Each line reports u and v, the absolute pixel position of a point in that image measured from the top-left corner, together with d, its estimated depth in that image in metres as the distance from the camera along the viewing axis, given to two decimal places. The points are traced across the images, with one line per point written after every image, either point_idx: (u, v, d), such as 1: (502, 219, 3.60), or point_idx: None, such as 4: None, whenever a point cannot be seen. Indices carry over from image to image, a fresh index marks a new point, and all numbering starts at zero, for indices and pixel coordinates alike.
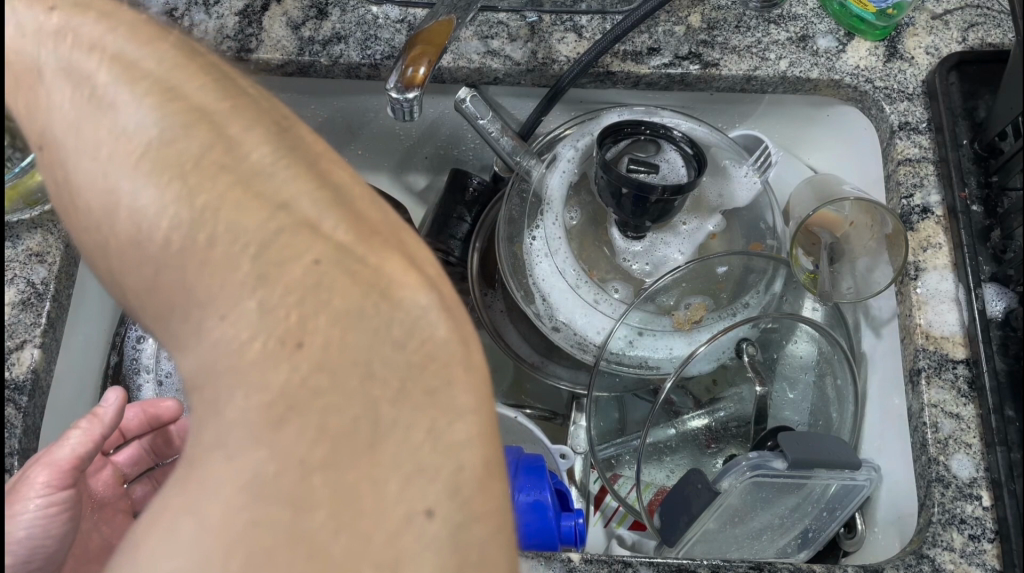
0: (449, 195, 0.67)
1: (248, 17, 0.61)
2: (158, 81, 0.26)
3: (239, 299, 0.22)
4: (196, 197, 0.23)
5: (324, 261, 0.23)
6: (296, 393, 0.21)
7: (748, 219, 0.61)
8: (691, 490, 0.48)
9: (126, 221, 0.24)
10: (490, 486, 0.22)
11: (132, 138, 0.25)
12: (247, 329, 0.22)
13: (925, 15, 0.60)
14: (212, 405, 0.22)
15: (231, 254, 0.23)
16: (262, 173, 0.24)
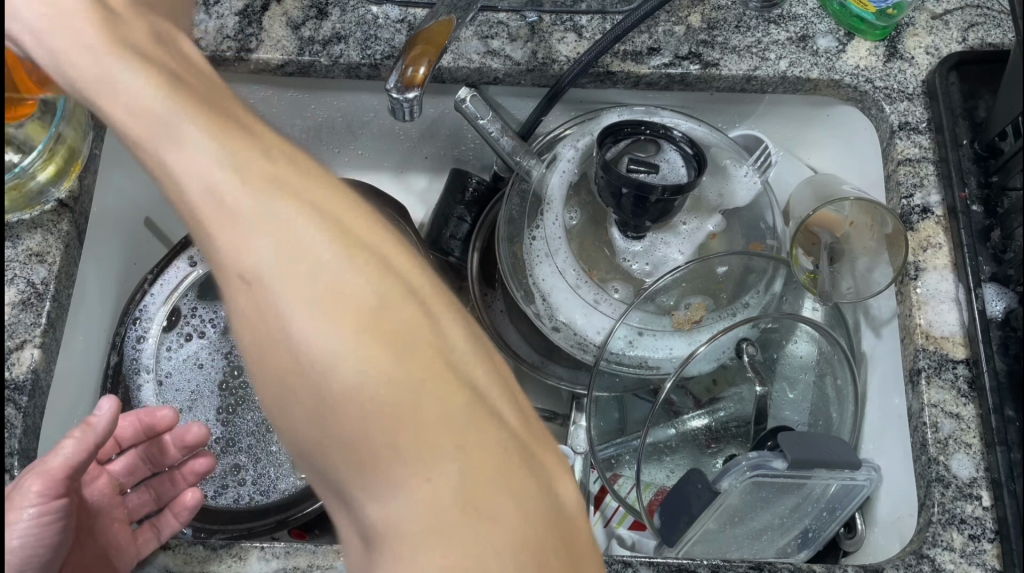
0: (449, 195, 0.68)
1: (248, 17, 0.61)
2: (277, 156, 0.29)
3: (351, 369, 0.25)
4: (327, 263, 0.26)
5: (436, 329, 0.27)
6: (403, 445, 0.24)
7: (748, 219, 0.61)
8: (691, 490, 0.48)
9: (240, 281, 0.26)
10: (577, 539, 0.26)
11: (267, 203, 0.27)
12: (358, 389, 0.25)
13: (925, 14, 0.60)
14: (343, 454, 0.25)
15: (362, 318, 0.26)
16: (375, 248, 0.28)
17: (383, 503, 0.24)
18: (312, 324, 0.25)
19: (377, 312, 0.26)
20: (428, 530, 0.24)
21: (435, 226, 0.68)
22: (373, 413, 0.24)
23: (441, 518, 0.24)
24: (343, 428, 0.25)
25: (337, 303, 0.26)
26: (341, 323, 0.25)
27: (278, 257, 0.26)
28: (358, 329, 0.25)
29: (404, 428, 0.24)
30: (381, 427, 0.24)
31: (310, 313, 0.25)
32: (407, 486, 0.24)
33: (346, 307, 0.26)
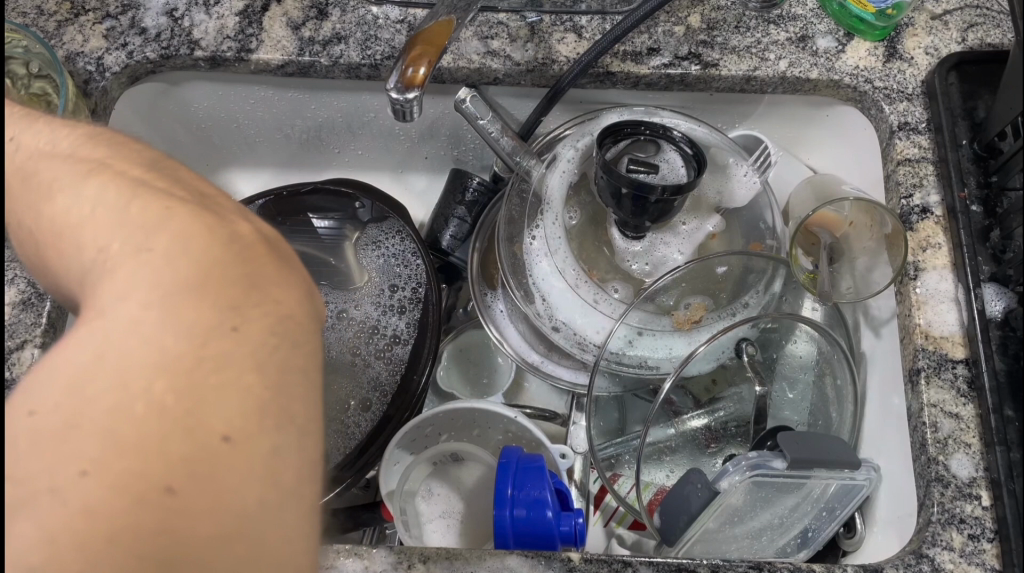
0: (450, 194, 0.68)
1: (249, 17, 0.61)
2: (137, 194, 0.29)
3: (225, 397, 0.26)
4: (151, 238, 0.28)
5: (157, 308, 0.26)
6: (197, 432, 0.25)
7: (748, 219, 0.61)
8: (691, 490, 0.48)
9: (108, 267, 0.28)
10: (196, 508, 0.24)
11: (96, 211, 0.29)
12: (149, 406, 0.24)
13: (925, 14, 0.60)
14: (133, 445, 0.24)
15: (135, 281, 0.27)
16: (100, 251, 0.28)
17: (185, 541, 0.23)
18: (154, 356, 0.25)
19: (312, 303, 0.32)
20: (173, 539, 0.23)
21: (435, 225, 0.69)
22: (285, 423, 0.27)
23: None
24: (165, 467, 0.24)
25: (184, 336, 0.26)
26: (251, 390, 0.26)
27: (120, 229, 0.28)
28: (215, 341, 0.26)
29: (313, 379, 0.30)
30: (225, 458, 0.25)
31: (123, 314, 0.26)
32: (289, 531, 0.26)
33: (194, 295, 0.27)
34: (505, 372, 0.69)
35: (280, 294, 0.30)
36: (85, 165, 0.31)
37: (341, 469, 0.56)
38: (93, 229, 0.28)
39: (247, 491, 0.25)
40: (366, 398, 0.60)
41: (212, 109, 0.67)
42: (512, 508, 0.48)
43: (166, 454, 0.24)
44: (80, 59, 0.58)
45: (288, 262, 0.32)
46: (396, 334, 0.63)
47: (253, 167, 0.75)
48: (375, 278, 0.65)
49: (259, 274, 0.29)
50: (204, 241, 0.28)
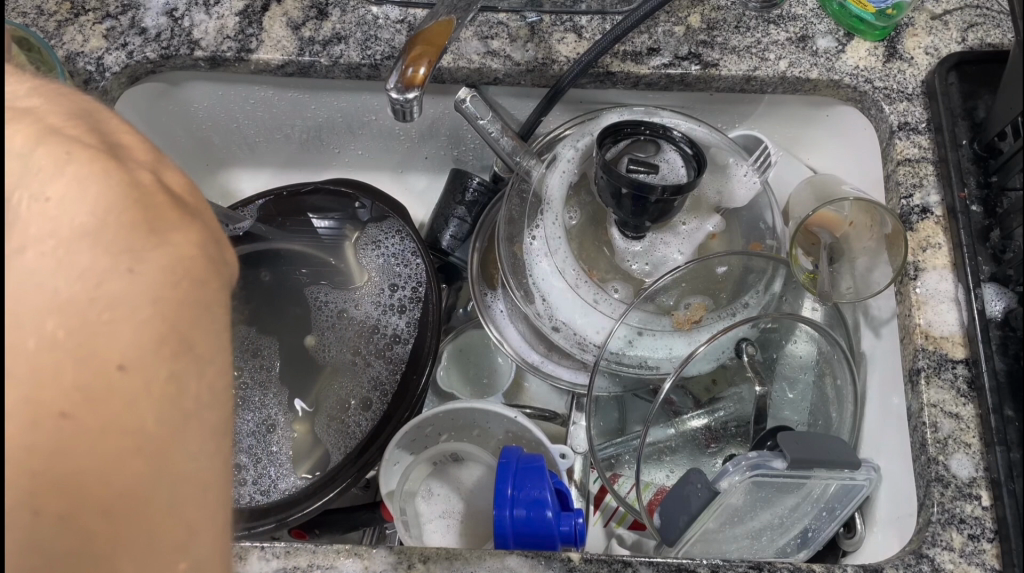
0: (450, 194, 0.69)
1: (249, 17, 0.61)
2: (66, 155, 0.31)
3: (117, 329, 0.27)
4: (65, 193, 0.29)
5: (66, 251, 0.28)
6: (89, 361, 0.26)
7: (748, 219, 0.61)
8: (691, 490, 0.48)
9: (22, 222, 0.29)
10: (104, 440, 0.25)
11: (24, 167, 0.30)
12: (41, 342, 0.26)
13: (925, 14, 0.60)
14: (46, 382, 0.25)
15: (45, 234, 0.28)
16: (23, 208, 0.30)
17: (86, 462, 0.25)
18: (50, 294, 0.27)
19: (218, 249, 0.33)
20: (77, 472, 0.25)
21: (435, 226, 0.69)
22: (182, 352, 0.28)
23: (130, 501, 0.25)
24: (60, 394, 0.25)
25: (85, 279, 0.27)
26: (149, 325, 0.27)
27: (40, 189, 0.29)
28: (108, 280, 0.28)
29: (216, 317, 0.31)
30: (122, 388, 0.26)
31: (34, 267, 0.27)
32: (193, 451, 0.28)
33: (88, 238, 0.28)
34: (505, 372, 0.69)
35: (181, 239, 0.31)
36: (35, 124, 0.31)
37: (341, 466, 0.57)
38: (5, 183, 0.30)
39: (144, 414, 0.26)
40: (367, 398, 0.60)
41: (212, 109, 0.67)
42: (512, 508, 0.48)
43: (68, 387, 0.25)
44: (80, 59, 0.59)
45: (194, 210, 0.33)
46: (397, 333, 0.63)
47: (253, 167, 0.76)
48: (375, 277, 0.65)
49: (159, 221, 0.31)
50: (105, 189, 0.30)
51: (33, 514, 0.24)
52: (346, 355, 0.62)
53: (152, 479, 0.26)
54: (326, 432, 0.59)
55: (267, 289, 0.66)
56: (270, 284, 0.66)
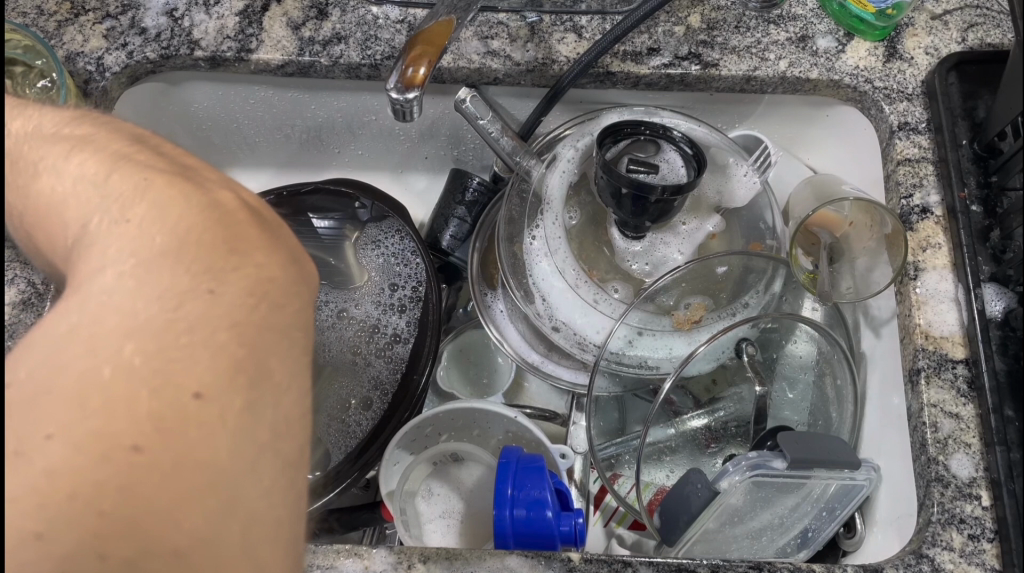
0: (450, 194, 0.69)
1: (249, 17, 0.61)
2: (124, 175, 0.31)
3: (195, 356, 0.26)
4: (132, 217, 0.29)
5: (129, 275, 0.27)
6: (168, 390, 0.25)
7: (748, 219, 0.61)
8: (691, 490, 0.48)
9: (88, 248, 0.29)
10: (181, 476, 0.25)
11: (88, 190, 0.31)
12: (118, 370, 0.25)
13: (925, 14, 0.60)
14: (113, 412, 0.24)
15: (114, 258, 0.28)
16: (84, 232, 0.30)
17: (158, 497, 0.24)
18: (128, 319, 0.26)
19: (300, 268, 0.34)
20: (147, 506, 0.24)
21: (435, 226, 0.69)
22: (258, 381, 0.28)
23: (201, 540, 0.24)
24: (134, 426, 0.24)
25: (154, 304, 0.27)
26: (218, 351, 0.27)
27: (108, 208, 0.30)
28: (186, 305, 0.27)
29: (293, 340, 0.31)
30: (197, 415, 0.25)
31: (102, 295, 0.27)
32: (265, 486, 0.27)
33: (169, 261, 0.28)
34: (505, 372, 0.69)
35: (262, 258, 0.31)
36: (64, 141, 0.33)
37: (341, 467, 0.56)
38: (77, 208, 0.30)
39: (219, 446, 0.26)
40: (367, 397, 0.60)
41: (212, 109, 0.67)
42: (512, 508, 0.48)
43: (139, 419, 0.24)
44: (79, 59, 0.59)
45: (264, 226, 0.33)
46: (397, 333, 0.63)
47: (253, 167, 0.76)
48: (375, 277, 0.65)
49: (239, 239, 0.31)
50: (183, 213, 0.30)
51: (98, 556, 0.23)
52: (345, 355, 0.62)
53: (227, 516, 0.25)
54: (326, 431, 0.59)
55: None
56: None
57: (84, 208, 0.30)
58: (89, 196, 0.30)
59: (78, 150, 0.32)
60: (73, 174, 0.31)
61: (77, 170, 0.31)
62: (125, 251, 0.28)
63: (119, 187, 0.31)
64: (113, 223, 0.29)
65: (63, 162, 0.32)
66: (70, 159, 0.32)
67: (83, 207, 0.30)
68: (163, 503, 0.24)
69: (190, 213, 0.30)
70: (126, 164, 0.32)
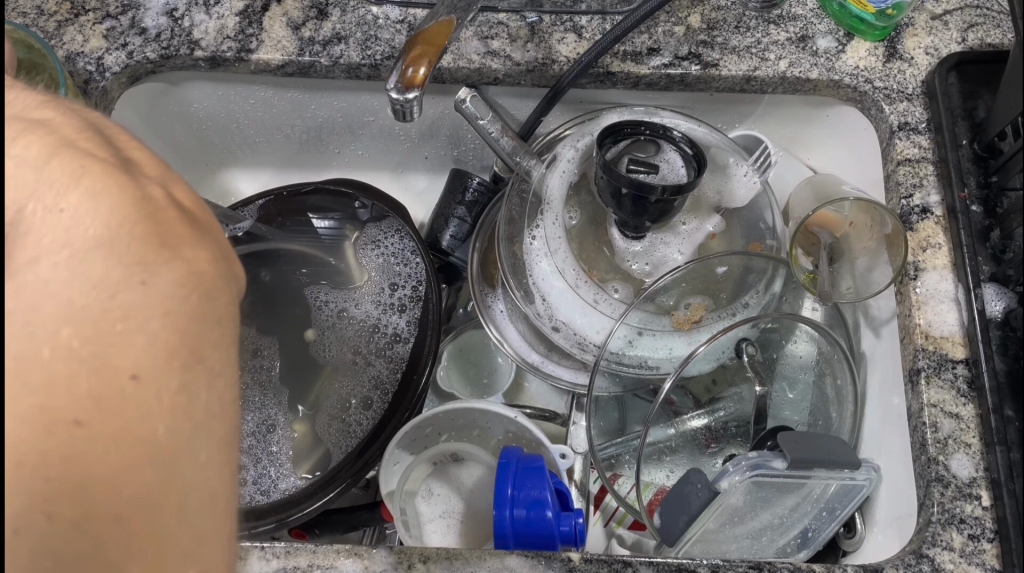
0: (449, 194, 0.69)
1: (249, 17, 0.61)
2: (63, 160, 0.31)
3: (130, 338, 0.26)
4: (68, 203, 0.29)
5: (69, 259, 0.27)
6: (103, 372, 0.25)
7: (748, 219, 0.61)
8: (691, 490, 0.48)
9: (27, 233, 0.29)
10: (117, 451, 0.25)
11: (27, 177, 0.30)
12: (55, 350, 0.25)
13: (925, 14, 0.60)
14: (49, 391, 0.25)
15: (54, 243, 0.28)
16: (22, 218, 0.29)
17: (93, 472, 0.24)
18: (63, 305, 0.26)
19: (231, 268, 0.32)
20: (80, 481, 0.24)
21: (435, 226, 0.69)
22: (192, 366, 0.28)
23: (137, 516, 0.24)
24: (71, 404, 0.25)
25: (94, 287, 0.27)
26: (158, 333, 0.27)
27: (45, 195, 0.30)
28: (122, 291, 0.27)
29: (226, 329, 0.30)
30: (131, 394, 0.25)
31: (43, 278, 0.27)
32: (201, 465, 0.27)
33: (104, 248, 0.28)
34: (505, 372, 0.69)
35: (191, 253, 0.30)
36: (20, 123, 0.33)
37: (341, 467, 0.56)
38: (15, 192, 0.30)
39: (157, 424, 0.26)
40: (367, 397, 0.60)
41: (212, 109, 0.67)
42: (512, 508, 0.48)
43: (75, 397, 0.25)
44: (80, 59, 0.59)
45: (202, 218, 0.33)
46: (397, 332, 0.63)
47: (254, 167, 0.76)
48: (375, 276, 0.65)
49: (171, 235, 0.30)
50: (123, 199, 0.30)
51: (45, 519, 0.23)
52: (345, 355, 0.62)
53: (164, 491, 0.25)
54: (327, 431, 0.59)
55: (267, 288, 0.65)
56: (270, 285, 0.66)
57: (23, 196, 0.30)
58: (28, 185, 0.30)
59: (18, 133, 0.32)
60: (11, 157, 0.31)
61: (16, 154, 0.31)
62: (64, 237, 0.28)
63: (55, 173, 0.30)
64: (52, 209, 0.29)
65: (8, 144, 0.31)
66: (10, 143, 0.31)
67: (21, 194, 0.30)
68: (97, 478, 0.24)
69: (130, 199, 0.30)
70: (66, 150, 0.31)
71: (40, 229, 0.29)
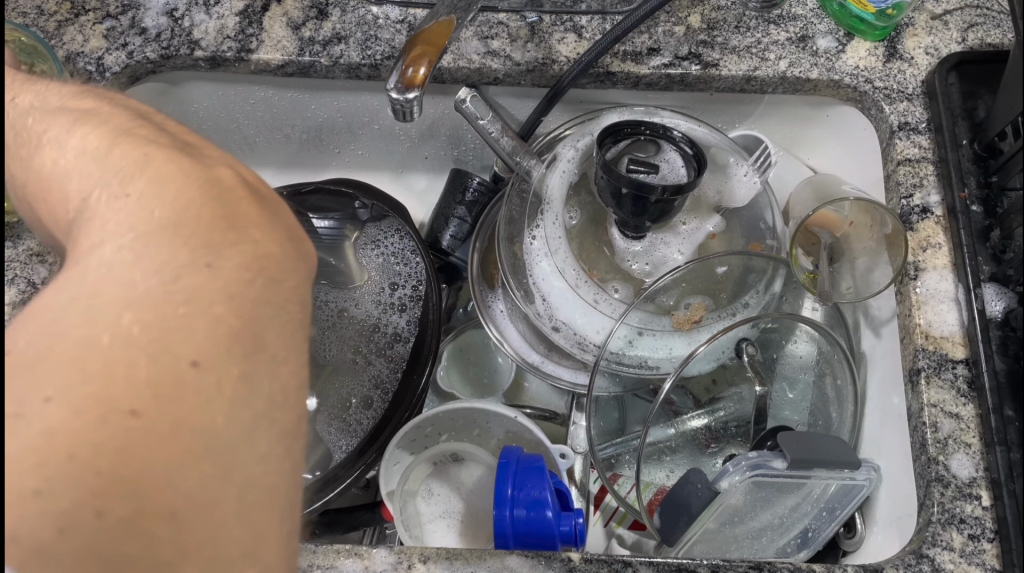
0: (449, 194, 0.69)
1: (249, 17, 0.61)
2: (123, 147, 0.32)
3: (192, 326, 0.27)
4: (130, 190, 0.30)
5: (130, 247, 0.28)
6: (165, 358, 0.26)
7: (748, 219, 0.61)
8: (691, 490, 0.48)
9: (89, 219, 0.29)
10: (177, 440, 0.25)
11: (88, 163, 0.31)
12: (117, 336, 0.26)
13: (925, 15, 0.60)
14: (111, 377, 0.25)
15: (115, 230, 0.28)
16: (86, 204, 0.30)
17: (155, 460, 0.25)
18: (126, 288, 0.27)
19: (300, 248, 0.34)
20: (142, 468, 0.24)
21: (435, 225, 0.69)
22: (254, 352, 0.29)
23: (197, 503, 0.25)
24: (131, 392, 0.25)
25: (154, 276, 0.27)
26: (214, 323, 0.27)
27: (106, 181, 0.30)
28: (184, 276, 0.28)
29: (291, 314, 0.31)
30: (192, 383, 0.26)
31: (103, 266, 0.27)
32: (261, 452, 0.28)
33: (170, 233, 0.29)
34: (505, 372, 0.69)
35: (259, 235, 0.32)
36: (68, 114, 0.34)
37: (341, 467, 0.57)
38: (79, 179, 0.31)
39: (215, 414, 0.26)
40: (367, 397, 0.60)
41: (212, 109, 0.67)
42: (512, 508, 0.48)
43: (137, 384, 0.25)
44: (79, 59, 0.59)
45: (263, 202, 0.33)
46: (397, 332, 0.63)
47: (253, 168, 0.76)
48: (375, 276, 0.65)
49: (239, 216, 0.31)
50: (181, 188, 0.31)
51: (95, 515, 0.24)
52: (345, 355, 0.62)
53: (221, 480, 0.26)
54: (327, 430, 0.59)
55: None
56: None
57: (83, 182, 0.31)
58: (87, 170, 0.31)
59: (78, 122, 0.33)
60: (73, 146, 0.32)
61: (79, 142, 0.32)
62: (124, 223, 0.29)
63: (117, 161, 0.31)
64: (113, 196, 0.30)
65: (67, 134, 0.32)
66: (70, 133, 0.32)
67: (83, 180, 0.31)
68: (159, 465, 0.25)
69: (189, 187, 0.31)
70: (125, 137, 0.32)
71: (102, 214, 0.29)
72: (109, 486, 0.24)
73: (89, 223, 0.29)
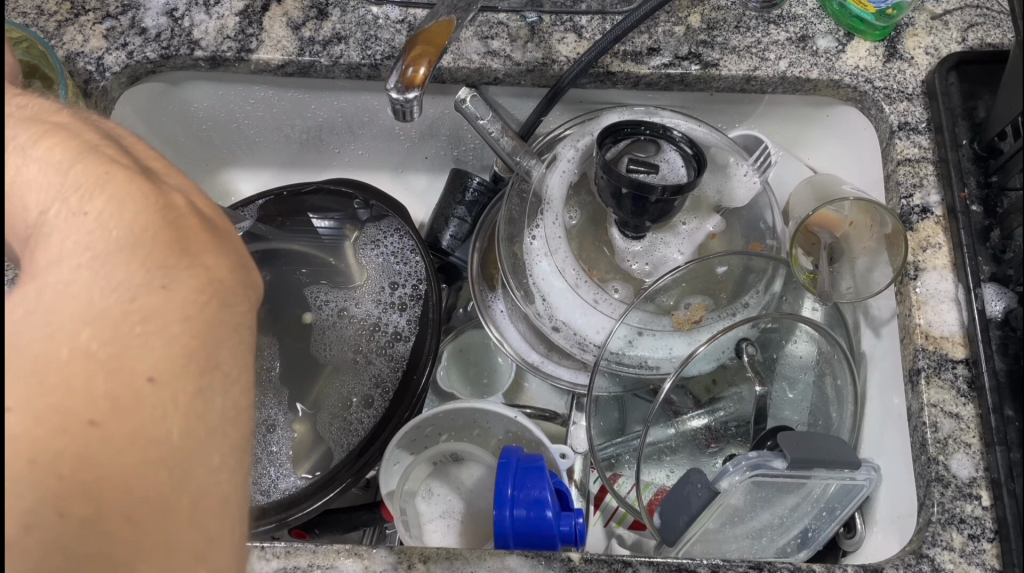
0: (449, 194, 0.69)
1: (249, 17, 0.61)
2: (86, 163, 0.31)
3: (150, 341, 0.27)
4: (90, 208, 0.30)
5: (86, 266, 0.28)
6: (122, 373, 0.26)
7: (748, 219, 0.61)
8: (692, 490, 0.48)
9: (49, 237, 0.29)
10: (134, 450, 0.25)
11: (51, 177, 0.31)
12: (76, 351, 0.26)
13: (925, 15, 0.60)
14: (68, 392, 0.25)
15: (76, 247, 0.29)
16: (46, 220, 0.30)
17: (112, 470, 0.25)
18: (84, 305, 0.27)
19: (246, 276, 0.33)
20: (99, 477, 0.25)
21: (435, 226, 0.69)
22: (209, 370, 0.28)
23: (152, 512, 0.25)
24: (87, 405, 0.25)
25: (112, 293, 0.28)
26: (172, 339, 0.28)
27: (66, 198, 0.30)
28: (143, 295, 0.28)
29: (241, 337, 0.31)
30: (149, 396, 0.26)
31: (63, 284, 0.27)
32: (215, 465, 0.28)
33: (127, 253, 0.29)
34: (505, 372, 0.69)
35: (212, 260, 0.32)
36: (39, 125, 0.33)
37: (341, 467, 0.56)
38: (40, 195, 0.30)
39: (174, 426, 0.26)
40: (369, 396, 0.60)
41: (212, 109, 0.67)
42: (511, 508, 0.48)
43: (97, 397, 0.25)
44: (79, 59, 0.59)
45: (218, 228, 0.34)
46: (397, 331, 0.63)
47: (253, 167, 0.76)
48: (374, 276, 0.65)
49: (191, 241, 0.31)
50: (139, 209, 0.31)
51: (57, 517, 0.24)
52: (345, 354, 0.62)
53: (178, 488, 0.26)
54: (327, 430, 0.59)
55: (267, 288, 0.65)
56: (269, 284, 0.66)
57: (48, 196, 0.30)
58: (53, 184, 0.30)
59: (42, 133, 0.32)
60: (35, 158, 0.31)
61: (40, 154, 0.31)
62: (84, 241, 0.29)
63: (78, 176, 0.31)
64: (71, 214, 0.30)
65: (31, 145, 0.32)
66: (31, 145, 0.32)
67: (44, 194, 0.30)
68: (118, 474, 0.25)
69: (146, 207, 0.31)
70: (87, 153, 0.32)
71: (62, 231, 0.29)
72: (68, 493, 0.24)
73: (49, 237, 0.29)
